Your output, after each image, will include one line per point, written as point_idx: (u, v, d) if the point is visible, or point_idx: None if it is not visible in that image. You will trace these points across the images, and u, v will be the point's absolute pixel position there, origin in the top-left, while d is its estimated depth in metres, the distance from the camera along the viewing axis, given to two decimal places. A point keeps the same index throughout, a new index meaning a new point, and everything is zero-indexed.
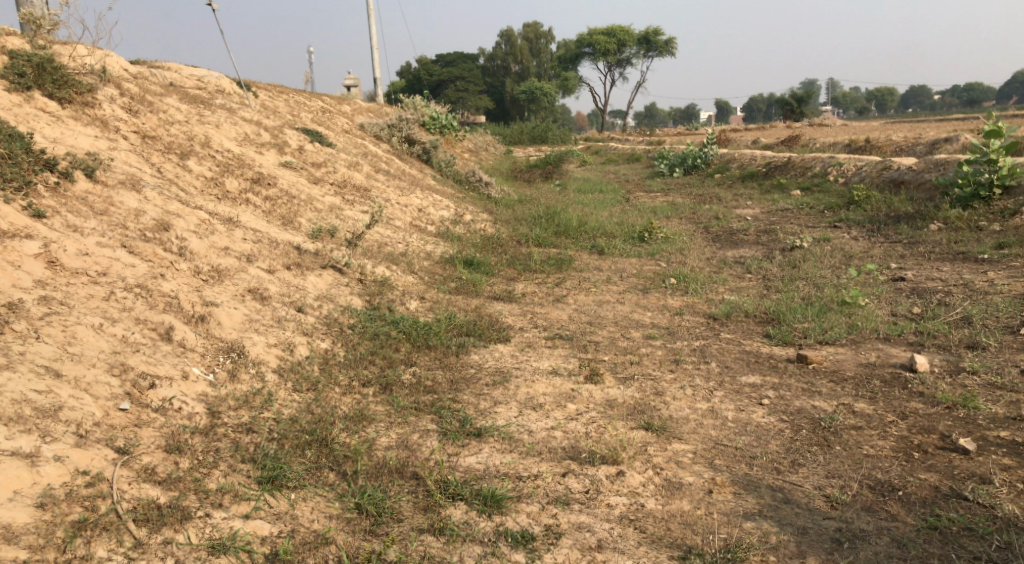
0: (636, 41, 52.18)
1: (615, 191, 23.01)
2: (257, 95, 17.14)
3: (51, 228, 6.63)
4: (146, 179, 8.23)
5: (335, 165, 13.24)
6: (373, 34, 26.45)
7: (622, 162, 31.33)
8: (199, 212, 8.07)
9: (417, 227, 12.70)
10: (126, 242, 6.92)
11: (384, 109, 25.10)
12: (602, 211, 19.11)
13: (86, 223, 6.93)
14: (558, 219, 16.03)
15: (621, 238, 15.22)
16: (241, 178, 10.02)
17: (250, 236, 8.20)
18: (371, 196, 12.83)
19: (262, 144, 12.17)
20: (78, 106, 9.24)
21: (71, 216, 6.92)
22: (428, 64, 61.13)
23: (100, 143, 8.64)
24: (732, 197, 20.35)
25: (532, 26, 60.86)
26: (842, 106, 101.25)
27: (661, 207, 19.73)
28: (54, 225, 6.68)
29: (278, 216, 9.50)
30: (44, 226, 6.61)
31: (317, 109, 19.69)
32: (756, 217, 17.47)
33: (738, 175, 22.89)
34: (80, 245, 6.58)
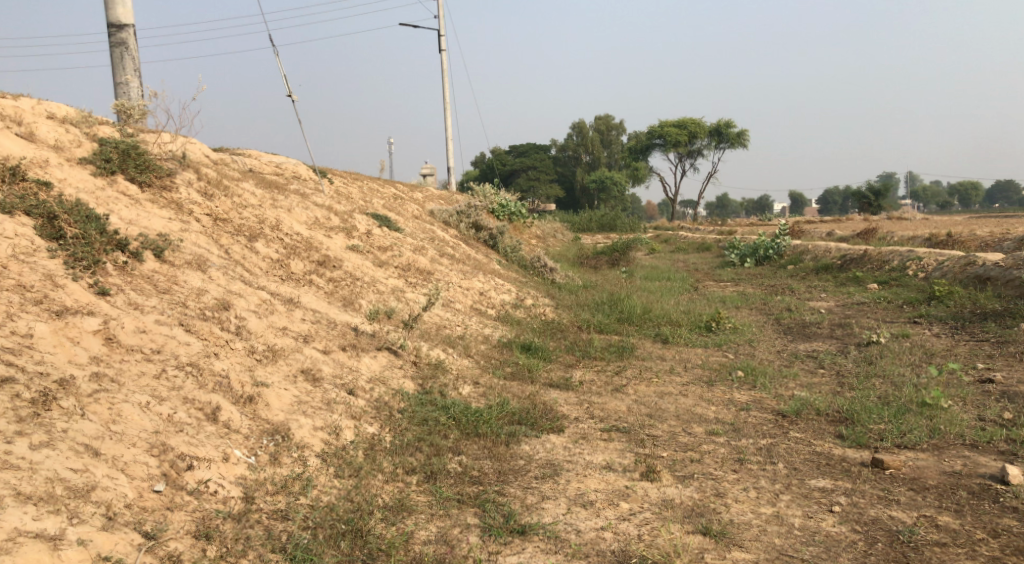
0: (709, 132, 52.42)
1: (683, 280, 22.73)
2: (330, 180, 17.57)
3: (113, 305, 6.71)
4: (213, 259, 8.35)
5: (399, 248, 13.34)
6: (448, 124, 27.13)
7: (693, 251, 31.03)
8: (261, 292, 8.11)
9: (477, 310, 12.64)
10: (184, 320, 6.95)
11: (454, 195, 25.51)
12: (669, 299, 18.83)
13: (148, 300, 7.00)
14: (623, 307, 15.79)
15: (687, 327, 14.88)
16: (306, 259, 10.12)
17: (308, 317, 8.19)
18: (432, 278, 12.84)
19: (330, 227, 12.34)
20: (157, 189, 9.48)
21: (134, 293, 7.01)
22: (501, 153, 62.48)
23: (172, 224, 8.79)
24: (806, 288, 19.85)
25: (604, 117, 61.77)
26: (921, 199, 99.38)
27: (731, 297, 19.34)
28: (116, 302, 6.76)
29: (338, 297, 9.52)
30: (106, 303, 6.69)
31: (389, 195, 20.08)
32: (831, 310, 16.96)
33: (812, 266, 22.40)
34: (138, 321, 6.63)
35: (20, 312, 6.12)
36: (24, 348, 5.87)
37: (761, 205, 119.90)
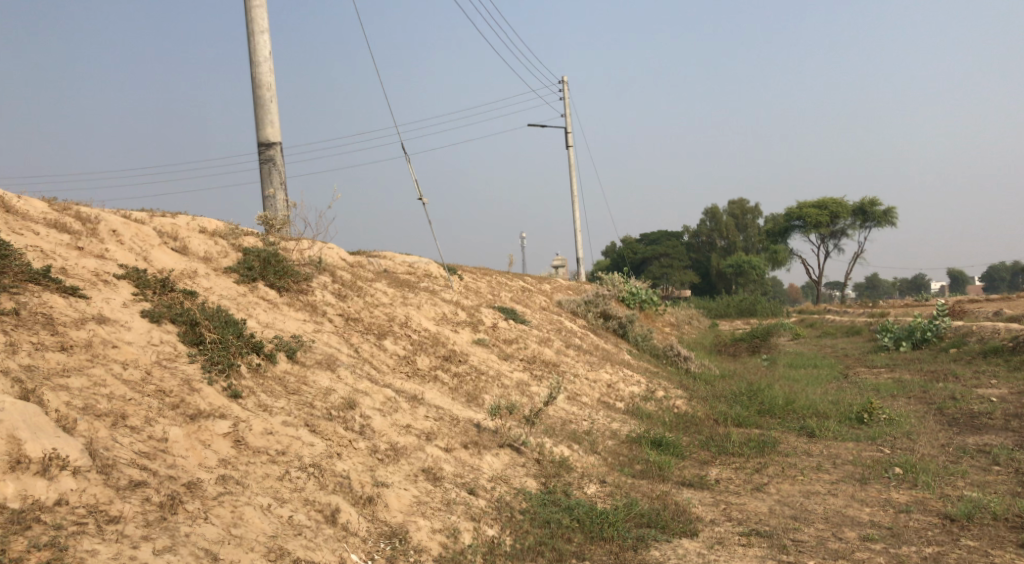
0: (851, 212, 50.67)
1: (831, 367, 21.61)
2: (461, 276, 17.91)
3: (244, 407, 6.91)
4: (342, 358, 8.53)
5: (526, 341, 13.32)
6: (578, 215, 27.39)
7: (841, 336, 29.62)
8: (387, 389, 8.19)
9: (605, 403, 12.36)
10: (310, 421, 7.07)
11: (585, 285, 25.51)
12: (816, 389, 17.89)
13: (277, 401, 7.17)
14: (763, 397, 15.11)
15: (836, 419, 14.03)
16: (433, 355, 10.22)
17: (432, 414, 8.19)
18: (560, 370, 12.71)
19: (457, 322, 12.48)
20: (294, 292, 9.81)
21: (264, 395, 7.20)
22: (633, 242, 62.47)
23: (306, 326, 9.05)
24: (971, 374, 18.45)
25: (738, 201, 60.87)
26: None
27: (885, 385, 18.18)
28: (247, 404, 6.96)
29: (463, 393, 9.51)
30: (238, 406, 6.90)
31: (518, 288, 20.26)
32: (1001, 399, 15.62)
33: (976, 349, 20.87)
34: (266, 423, 6.79)
35: (158, 416, 6.39)
36: (158, 452, 6.10)
37: (913, 286, 113.99)
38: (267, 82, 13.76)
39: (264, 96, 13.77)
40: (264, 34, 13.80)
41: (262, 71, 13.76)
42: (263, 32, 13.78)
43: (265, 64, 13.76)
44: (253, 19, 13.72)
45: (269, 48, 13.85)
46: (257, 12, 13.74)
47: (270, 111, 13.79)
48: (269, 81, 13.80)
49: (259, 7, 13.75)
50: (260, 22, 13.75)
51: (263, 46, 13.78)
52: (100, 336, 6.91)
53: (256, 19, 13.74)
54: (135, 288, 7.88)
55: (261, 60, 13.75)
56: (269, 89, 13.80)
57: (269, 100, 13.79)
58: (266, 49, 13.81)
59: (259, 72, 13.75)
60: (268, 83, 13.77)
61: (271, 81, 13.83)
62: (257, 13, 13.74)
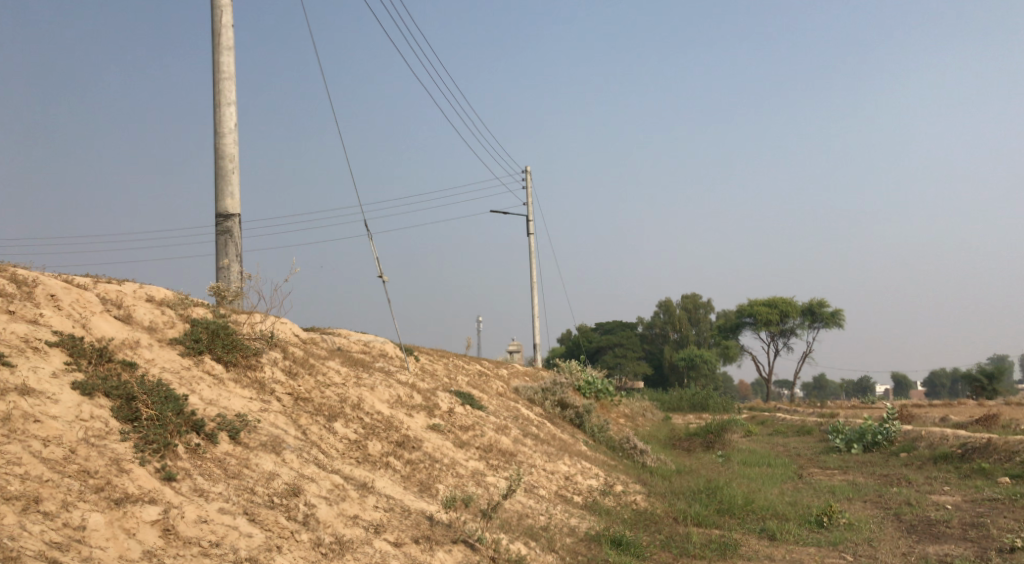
0: (802, 312, 51.38)
1: (786, 466, 21.34)
2: (416, 357, 17.45)
3: (177, 491, 6.36)
4: (289, 439, 8.00)
5: (482, 428, 12.85)
6: (536, 302, 27.25)
7: (792, 434, 29.51)
8: (334, 475, 7.67)
9: (563, 496, 11.88)
10: (249, 508, 6.52)
11: (541, 372, 25.16)
12: (773, 488, 17.57)
13: (214, 486, 6.62)
14: (722, 495, 14.71)
15: (797, 521, 13.68)
16: (385, 440, 9.71)
17: (382, 504, 7.68)
18: (516, 460, 12.23)
19: (412, 406, 11.98)
20: (242, 367, 9.30)
21: (201, 478, 6.65)
22: (588, 330, 62.56)
23: (252, 404, 8.53)
24: (924, 479, 18.31)
25: (692, 296, 61.70)
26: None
27: (841, 487, 17.93)
28: (180, 489, 6.41)
29: (416, 481, 9.01)
30: (171, 490, 6.35)
31: (474, 372, 19.83)
32: (957, 506, 15.44)
33: (928, 454, 20.81)
34: (200, 510, 6.25)
35: (77, 501, 5.82)
36: (73, 542, 5.54)
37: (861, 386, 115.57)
38: (231, 154, 13.48)
39: (226, 167, 13.46)
40: (230, 106, 13.58)
41: (226, 142, 13.48)
42: (230, 104, 13.56)
43: (229, 135, 13.50)
44: (220, 91, 13.51)
45: (235, 120, 13.61)
46: (225, 84, 13.54)
47: (231, 182, 13.46)
48: (233, 153, 13.51)
49: (227, 79, 13.56)
50: (227, 94, 13.53)
51: (229, 117, 13.54)
52: (23, 409, 6.35)
53: (224, 91, 13.53)
54: (68, 356, 7.35)
55: (225, 131, 13.49)
56: (232, 160, 13.50)
57: (230, 172, 13.47)
58: (232, 120, 13.57)
59: (223, 143, 13.47)
60: (232, 155, 13.48)
61: (234, 152, 13.55)
62: (224, 85, 13.54)
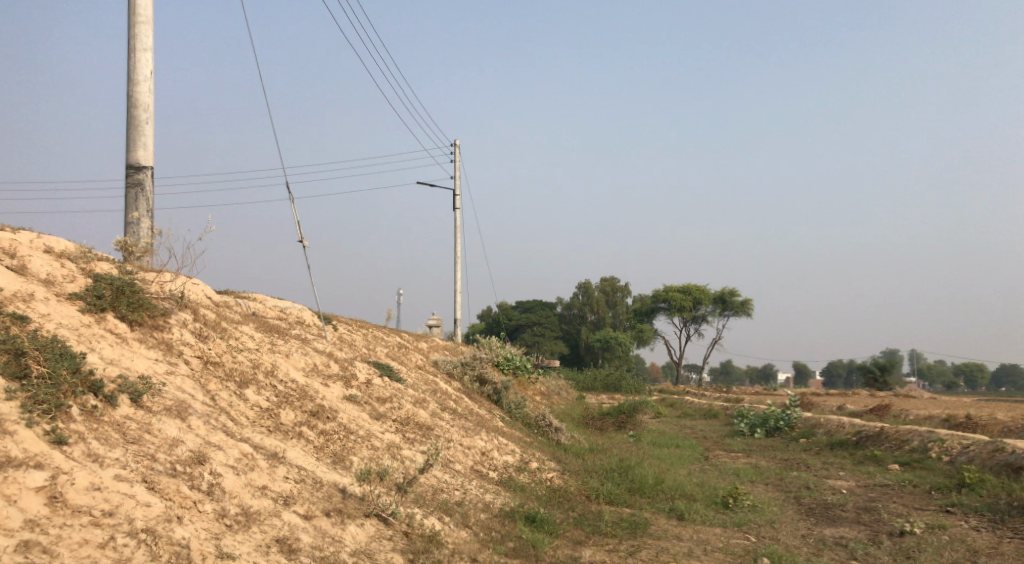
0: (714, 299, 52.47)
1: (694, 448, 21.72)
2: (334, 326, 17.02)
3: (68, 456, 5.94)
4: (196, 404, 7.59)
5: (399, 400, 12.57)
6: (457, 276, 27.02)
7: (700, 417, 30.12)
8: (243, 444, 7.32)
9: (478, 472, 11.73)
10: (148, 476, 6.14)
11: (459, 347, 24.96)
12: (681, 469, 17.83)
13: (111, 451, 6.21)
14: (633, 474, 14.81)
15: (703, 502, 13.87)
16: (298, 409, 9.36)
17: (293, 474, 7.37)
18: (433, 434, 12.01)
19: (328, 375, 11.62)
20: (147, 327, 8.80)
21: (96, 442, 6.23)
22: (507, 308, 62.66)
23: (158, 366, 8.06)
24: (823, 464, 18.87)
25: (610, 279, 62.44)
26: (929, 378, 98.59)
27: (745, 469, 18.33)
28: (72, 453, 5.99)
29: (329, 453, 8.71)
30: (61, 454, 5.92)
31: (392, 343, 19.49)
32: (853, 491, 15.93)
33: (826, 440, 21.45)
34: (94, 477, 5.84)
35: None
36: None
37: (767, 373, 119.18)
38: (145, 103, 12.78)
39: (139, 116, 12.76)
40: (147, 52, 12.85)
41: (140, 90, 12.77)
42: (146, 50, 12.84)
43: (144, 83, 12.79)
44: (135, 35, 12.76)
45: (151, 68, 12.89)
46: (141, 29, 12.79)
47: (144, 132, 12.77)
48: (147, 102, 12.81)
49: (144, 23, 12.82)
50: (144, 39, 12.80)
51: (145, 64, 12.81)
52: None
53: (139, 36, 12.79)
54: None
55: (140, 78, 12.77)
56: (146, 110, 12.80)
57: (144, 121, 12.78)
58: (148, 68, 12.85)
59: (137, 91, 12.75)
60: (146, 104, 12.78)
61: (149, 102, 12.84)
62: (140, 30, 12.80)
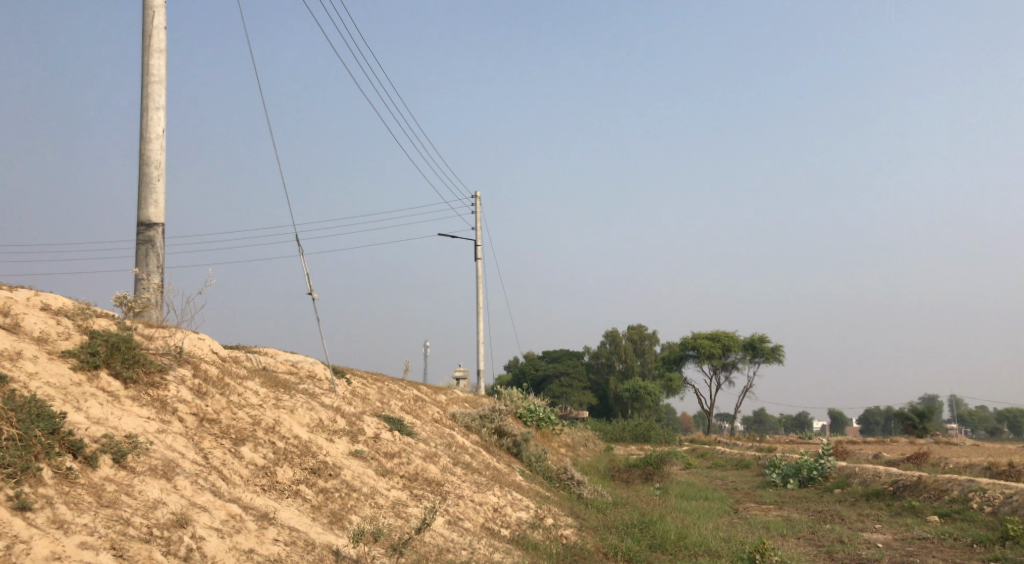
0: (743, 346, 51.72)
1: (722, 500, 21.10)
2: (348, 380, 16.80)
3: (31, 524, 5.82)
4: (184, 463, 7.38)
5: (409, 455, 12.24)
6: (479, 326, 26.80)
7: (731, 467, 29.39)
8: (231, 504, 7.12)
9: (489, 529, 11.34)
10: (116, 542, 6.01)
11: (481, 399, 24.63)
12: (707, 523, 17.28)
13: (79, 516, 6.08)
14: (656, 530, 14.32)
15: (730, 558, 13.34)
16: (298, 466, 9.10)
17: (283, 536, 7.14)
18: (443, 490, 11.67)
19: (335, 430, 11.33)
20: (143, 384, 8.62)
21: (64, 507, 6.09)
22: (534, 358, 62.35)
23: (149, 424, 7.87)
24: (856, 516, 18.22)
25: (637, 328, 61.94)
26: (967, 424, 96.41)
27: (775, 522, 17.71)
28: (36, 520, 5.87)
29: (327, 512, 8.45)
30: (23, 521, 5.81)
31: (409, 397, 19.21)
32: (888, 545, 15.30)
33: (860, 491, 20.75)
34: (55, 545, 5.74)
35: None
36: None
37: (799, 422, 117.24)
38: (157, 160, 12.79)
39: (151, 173, 12.77)
40: (159, 110, 12.91)
41: (152, 148, 12.80)
42: (159, 109, 12.90)
43: (156, 141, 12.82)
44: (148, 94, 12.84)
45: (163, 126, 12.95)
46: (154, 88, 12.87)
47: (155, 189, 12.77)
48: (159, 159, 12.83)
49: (157, 83, 12.90)
50: (156, 98, 12.88)
51: (157, 123, 12.87)
52: None
53: (152, 95, 12.86)
54: None
55: (152, 136, 12.82)
56: (157, 167, 12.81)
57: (155, 179, 12.78)
58: (160, 126, 12.91)
59: (149, 149, 12.78)
60: (157, 161, 12.80)
61: (160, 159, 12.86)
62: (153, 89, 12.87)
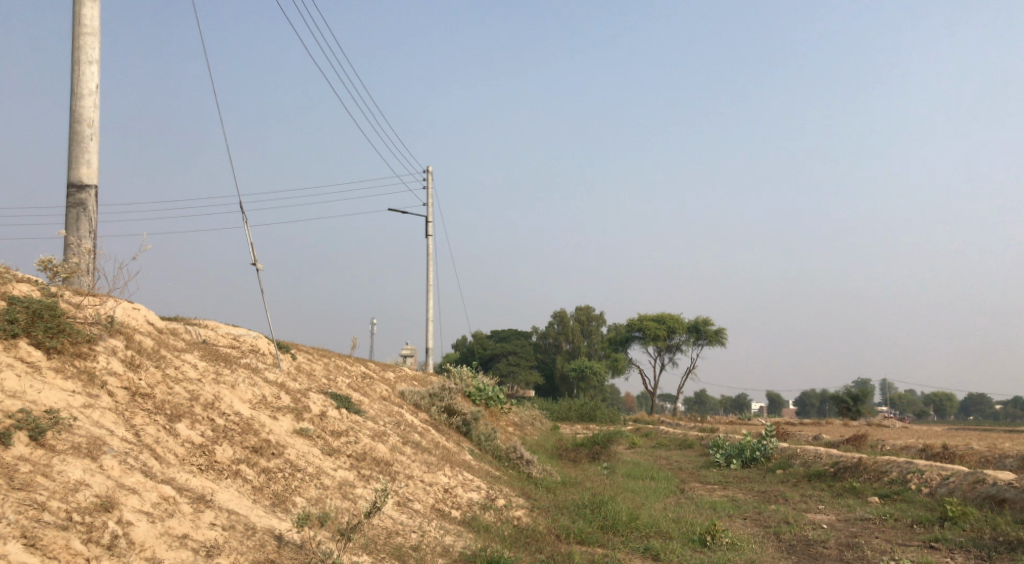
0: (687, 329, 51.95)
1: (668, 480, 20.94)
2: (293, 356, 16.16)
3: None
4: (113, 441, 6.79)
5: (357, 434, 11.71)
6: (427, 304, 26.26)
7: (675, 448, 29.38)
8: (164, 486, 6.57)
9: (439, 511, 10.89)
10: (29, 531, 5.44)
11: (429, 377, 24.13)
12: (655, 503, 17.08)
13: None
14: (607, 511, 14.01)
15: (681, 540, 13.10)
16: (239, 444, 8.54)
17: (221, 520, 6.62)
18: (392, 470, 11.19)
19: (278, 407, 10.74)
20: (69, 355, 7.97)
21: None
22: (482, 337, 62.09)
23: (73, 399, 7.26)
24: (800, 497, 18.21)
25: (585, 309, 61.94)
26: (900, 406, 98.90)
27: (721, 503, 17.60)
28: None
29: (270, 494, 7.92)
30: None
31: (357, 374, 18.63)
32: (833, 526, 15.24)
33: (803, 471, 20.80)
34: None
35: None
36: None
37: (739, 404, 119.10)
38: (89, 118, 11.98)
39: (82, 132, 11.95)
40: (92, 64, 12.07)
41: (84, 105, 11.97)
42: (92, 63, 12.06)
43: (89, 98, 12.00)
44: (80, 47, 11.98)
45: (97, 81, 12.12)
46: (87, 40, 12.03)
47: (87, 149, 11.96)
48: (92, 117, 12.02)
49: (90, 35, 12.05)
50: (89, 51, 12.03)
51: (90, 78, 12.04)
52: None
53: (85, 48, 12.02)
54: None
55: (84, 92, 11.99)
56: (90, 126, 12.00)
57: (88, 138, 11.97)
58: (93, 81, 12.07)
59: (81, 106, 11.96)
60: (90, 119, 11.98)
61: (93, 116, 12.05)
62: (86, 41, 12.02)
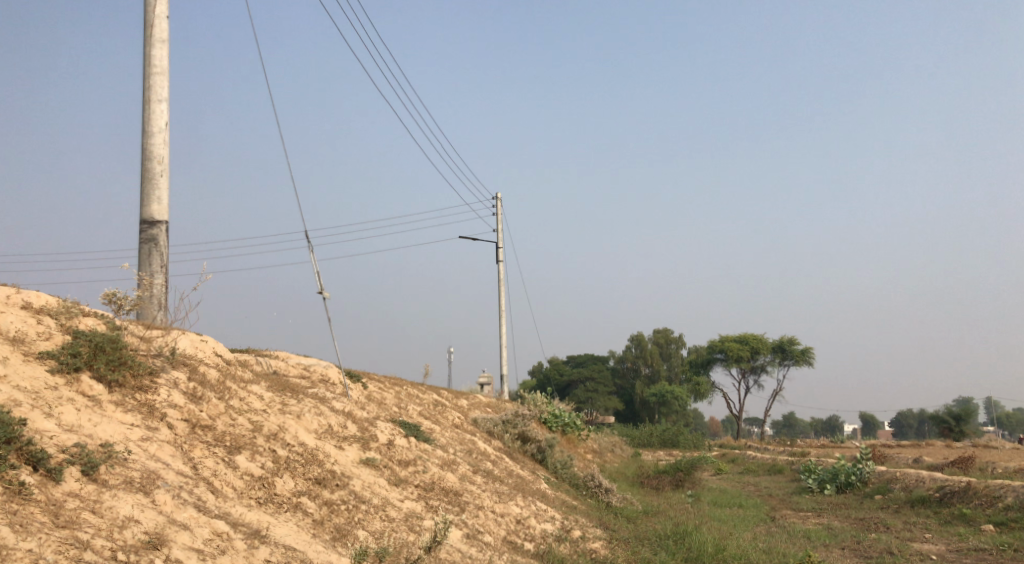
0: (772, 349, 50.33)
1: (757, 508, 20.01)
2: (364, 385, 16.01)
3: None
4: (167, 474, 6.64)
5: (426, 464, 11.40)
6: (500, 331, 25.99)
7: (763, 473, 28.30)
8: (217, 521, 6.38)
9: (511, 543, 10.51)
10: None
11: (505, 404, 23.80)
12: (744, 533, 16.28)
13: (26, 539, 5.34)
14: (693, 541, 13.35)
15: None
16: (302, 476, 8.32)
17: (276, 556, 6.38)
18: (462, 501, 10.85)
19: (344, 437, 10.52)
20: (130, 388, 7.89)
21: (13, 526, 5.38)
22: (559, 363, 61.67)
23: (131, 432, 7.16)
24: (903, 525, 17.13)
25: (663, 331, 60.86)
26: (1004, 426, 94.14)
27: (817, 532, 16.66)
28: None
29: (331, 528, 7.68)
30: None
31: (429, 402, 18.38)
32: (943, 557, 14.23)
33: (903, 497, 19.64)
34: None
35: None
36: None
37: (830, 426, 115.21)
38: (159, 155, 12.09)
39: (153, 169, 12.07)
40: (162, 103, 12.23)
41: (154, 143, 12.11)
42: (162, 101, 12.22)
43: (159, 135, 12.14)
44: (150, 86, 12.16)
45: (166, 119, 12.27)
46: (156, 80, 12.19)
47: (158, 185, 12.08)
48: (162, 154, 12.13)
49: (159, 74, 12.22)
50: (159, 90, 12.20)
51: (160, 116, 12.19)
52: None
53: (154, 87, 12.18)
54: None
55: (155, 129, 12.14)
56: (160, 163, 12.12)
57: (158, 174, 12.08)
58: (163, 119, 12.22)
59: (151, 143, 12.10)
60: (160, 156, 12.10)
61: (163, 153, 12.17)
62: (156, 81, 12.20)
